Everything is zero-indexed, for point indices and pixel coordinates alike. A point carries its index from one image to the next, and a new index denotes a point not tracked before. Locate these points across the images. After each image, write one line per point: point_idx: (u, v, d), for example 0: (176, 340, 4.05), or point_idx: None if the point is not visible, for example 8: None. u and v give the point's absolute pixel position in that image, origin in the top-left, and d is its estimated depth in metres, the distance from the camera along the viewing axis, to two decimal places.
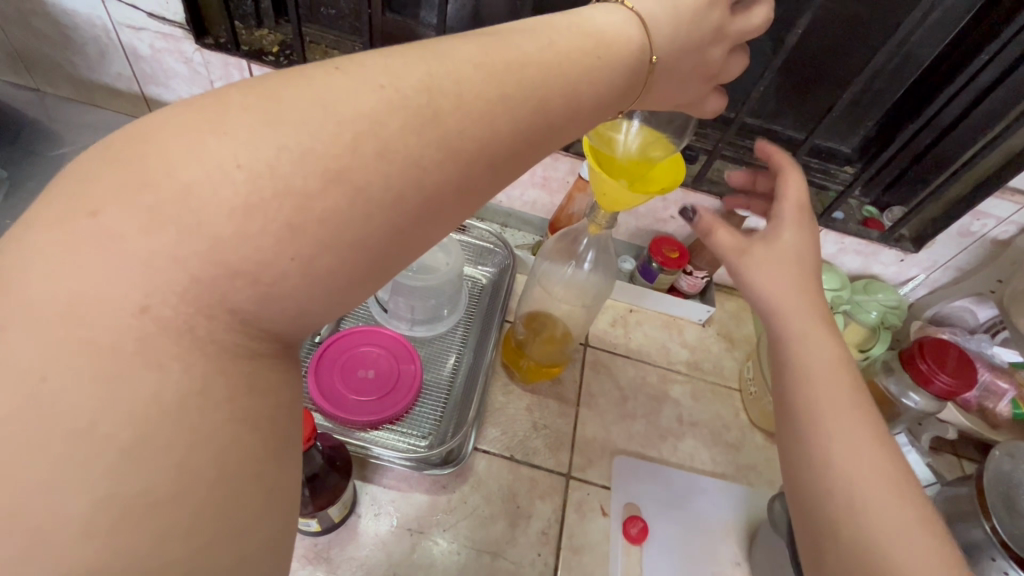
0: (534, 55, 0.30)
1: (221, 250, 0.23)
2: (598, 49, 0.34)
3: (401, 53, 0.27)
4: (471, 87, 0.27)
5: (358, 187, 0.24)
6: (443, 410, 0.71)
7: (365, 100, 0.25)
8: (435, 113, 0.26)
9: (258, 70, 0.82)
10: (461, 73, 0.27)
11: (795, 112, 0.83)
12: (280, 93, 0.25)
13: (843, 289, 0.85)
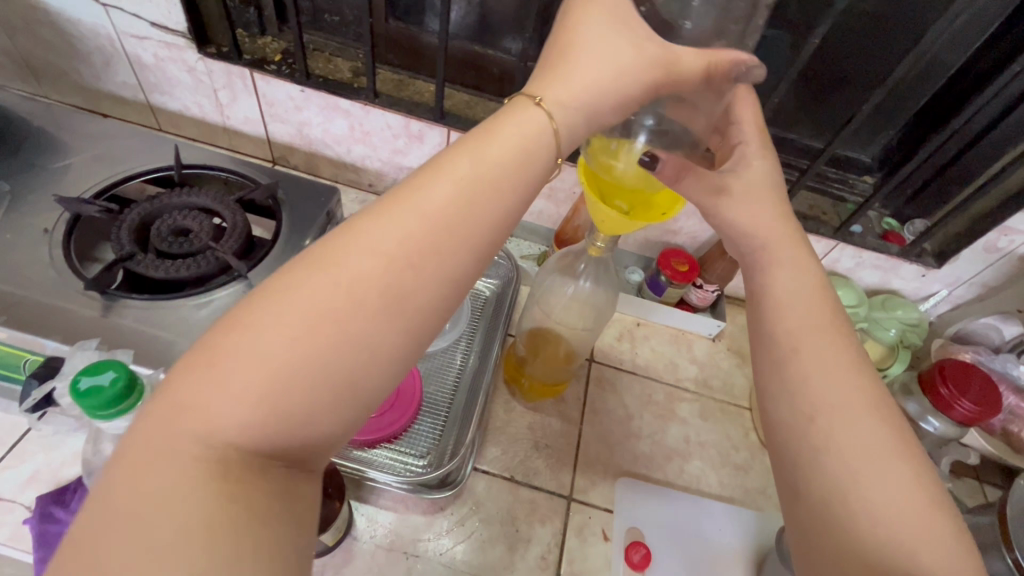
0: (471, 179, 0.32)
1: (314, 387, 0.28)
2: (536, 146, 0.34)
3: (430, 174, 0.32)
4: (417, 240, 0.30)
5: (352, 351, 0.29)
6: (443, 428, 0.69)
7: (409, 230, 0.31)
8: (391, 275, 0.30)
9: (261, 80, 0.82)
10: (481, 185, 0.32)
11: (811, 122, 0.80)
12: (342, 242, 0.30)
13: (860, 306, 0.81)
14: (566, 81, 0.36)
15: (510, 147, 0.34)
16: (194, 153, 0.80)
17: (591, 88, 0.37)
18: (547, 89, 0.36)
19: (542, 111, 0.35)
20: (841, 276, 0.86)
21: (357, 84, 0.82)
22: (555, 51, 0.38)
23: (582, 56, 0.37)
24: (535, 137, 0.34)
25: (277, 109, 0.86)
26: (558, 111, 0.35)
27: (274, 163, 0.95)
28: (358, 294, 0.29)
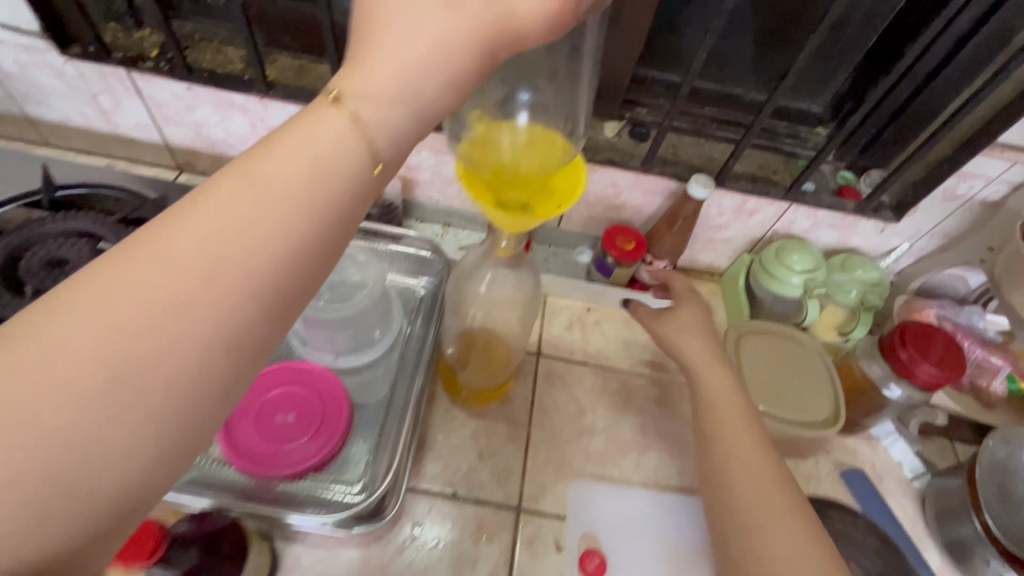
0: (253, 199, 0.29)
1: (50, 456, 0.24)
2: (336, 153, 0.30)
3: (204, 198, 0.29)
4: (184, 279, 0.27)
5: (111, 413, 0.25)
6: (377, 448, 0.64)
7: (175, 267, 0.27)
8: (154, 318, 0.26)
9: (140, 79, 0.72)
10: (265, 204, 0.29)
11: (755, 72, 0.73)
12: (88, 287, 0.26)
13: (817, 270, 0.76)
14: (366, 68, 0.30)
15: (301, 158, 0.30)
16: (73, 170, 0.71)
17: (408, 70, 0.30)
18: (346, 81, 0.31)
19: (341, 114, 0.31)
20: (797, 239, 0.81)
21: (248, 75, 0.73)
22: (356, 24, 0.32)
23: (384, 38, 0.30)
24: (334, 141, 0.30)
25: (167, 111, 0.77)
26: (364, 106, 0.30)
27: (179, 170, 0.86)
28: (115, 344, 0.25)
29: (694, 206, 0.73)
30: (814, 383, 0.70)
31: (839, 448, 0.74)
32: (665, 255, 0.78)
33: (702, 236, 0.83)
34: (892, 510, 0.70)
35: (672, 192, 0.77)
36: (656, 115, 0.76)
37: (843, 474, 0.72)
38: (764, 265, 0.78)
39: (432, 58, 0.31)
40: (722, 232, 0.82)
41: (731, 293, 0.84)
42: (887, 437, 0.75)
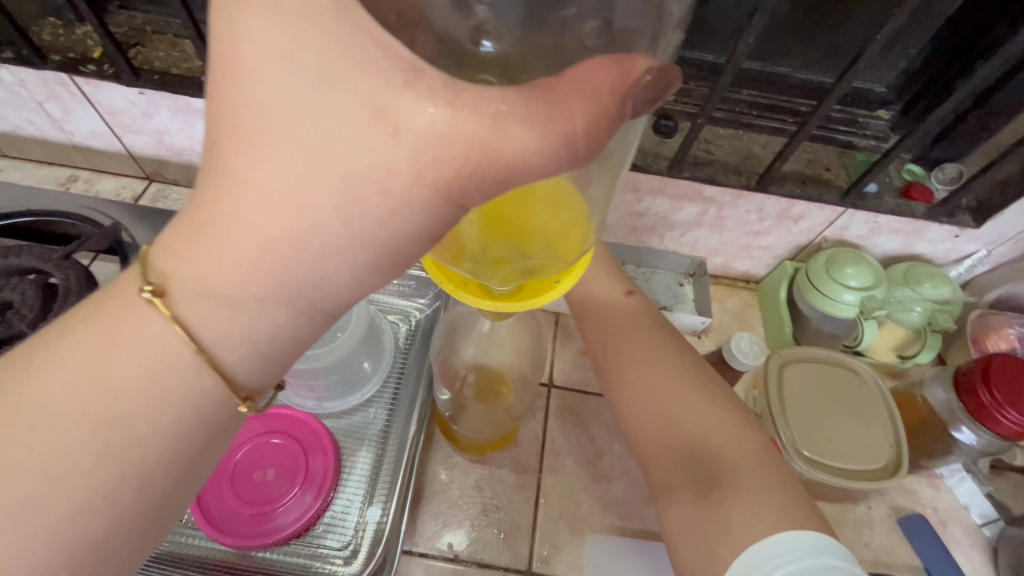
0: (44, 425, 0.25)
1: None
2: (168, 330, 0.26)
3: (43, 366, 0.26)
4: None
5: None
6: (369, 501, 0.57)
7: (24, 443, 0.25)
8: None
9: (85, 86, 0.63)
10: (91, 369, 0.26)
11: (806, 47, 0.59)
12: None
13: (876, 286, 0.65)
14: (209, 247, 0.25)
15: (92, 362, 0.26)
16: (36, 197, 0.64)
17: (272, 247, 0.25)
18: (173, 264, 0.26)
19: (160, 312, 0.26)
20: (852, 246, 0.69)
21: (203, 77, 0.62)
22: (208, 164, 0.25)
23: (255, 159, 0.24)
24: (160, 334, 0.26)
25: (123, 118, 0.68)
26: (200, 301, 0.26)
27: (149, 180, 0.78)
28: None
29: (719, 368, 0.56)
30: (872, 423, 0.60)
31: (896, 490, 0.65)
32: None
33: (738, 243, 0.72)
34: (958, 565, 0.61)
35: (705, 196, 0.65)
36: (688, 103, 0.64)
37: (901, 522, 0.63)
38: (812, 279, 0.67)
39: (317, 230, 0.25)
40: (761, 239, 0.71)
41: (772, 306, 0.74)
42: (952, 476, 0.65)
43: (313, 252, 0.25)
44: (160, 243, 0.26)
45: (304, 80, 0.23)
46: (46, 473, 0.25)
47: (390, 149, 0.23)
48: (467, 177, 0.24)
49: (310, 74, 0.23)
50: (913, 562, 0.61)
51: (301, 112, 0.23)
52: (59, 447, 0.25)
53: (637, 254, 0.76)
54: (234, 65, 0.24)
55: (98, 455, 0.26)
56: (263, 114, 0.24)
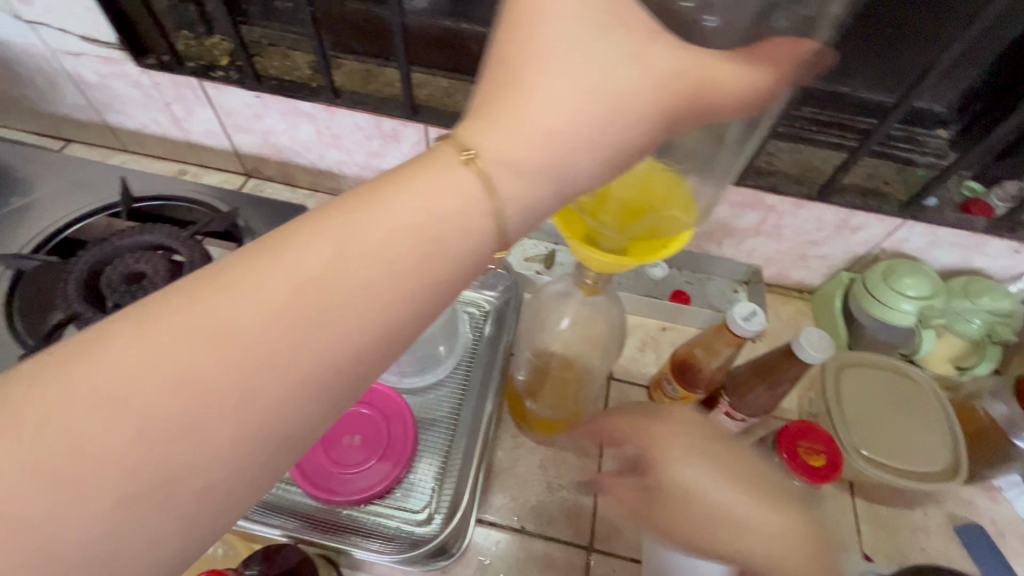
0: (360, 261, 0.26)
1: None
2: (469, 199, 0.28)
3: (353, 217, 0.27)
4: (259, 322, 0.25)
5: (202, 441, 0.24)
6: (443, 473, 0.62)
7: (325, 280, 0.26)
8: (238, 343, 0.24)
9: (211, 89, 0.72)
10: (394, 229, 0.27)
11: (869, 70, 0.63)
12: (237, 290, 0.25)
13: (935, 296, 0.67)
14: (510, 125, 0.27)
15: (400, 222, 0.27)
16: (146, 180, 0.70)
17: (559, 129, 0.27)
18: (484, 136, 0.28)
19: (474, 172, 0.28)
20: (909, 258, 0.71)
21: (314, 83, 0.70)
22: (500, 69, 0.28)
23: (560, 52, 0.27)
24: (464, 194, 0.28)
25: (237, 119, 0.76)
26: (502, 173, 0.27)
27: (247, 176, 0.86)
28: (173, 359, 0.24)
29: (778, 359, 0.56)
30: (924, 428, 0.62)
31: (951, 499, 0.66)
32: (753, 412, 0.60)
33: (795, 252, 0.75)
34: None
35: (767, 203, 0.69)
36: None
37: (957, 530, 0.64)
38: (869, 287, 0.69)
39: (597, 133, 0.28)
40: (818, 248, 0.74)
41: (825, 314, 0.76)
42: (1011, 489, 0.66)
43: (593, 133, 0.28)
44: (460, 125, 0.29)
45: (591, 28, 0.27)
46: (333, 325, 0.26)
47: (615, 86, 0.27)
48: (676, 104, 0.29)
49: (587, 27, 0.27)
50: (970, 569, 0.62)
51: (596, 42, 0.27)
52: (357, 302, 0.26)
53: (694, 261, 0.79)
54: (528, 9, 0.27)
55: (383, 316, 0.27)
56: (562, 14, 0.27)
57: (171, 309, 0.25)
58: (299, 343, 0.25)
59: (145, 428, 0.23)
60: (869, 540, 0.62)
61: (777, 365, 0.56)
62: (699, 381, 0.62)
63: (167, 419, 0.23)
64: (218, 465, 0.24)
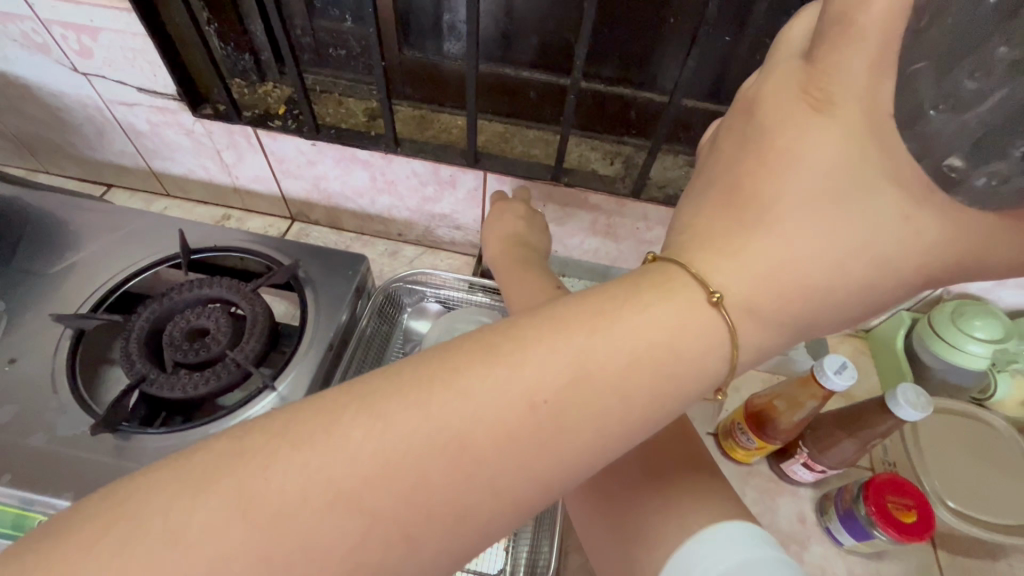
0: (571, 399, 0.25)
1: None
2: (697, 342, 0.26)
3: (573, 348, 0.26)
4: (484, 444, 0.25)
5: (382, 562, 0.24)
6: (516, 532, 0.59)
7: (528, 411, 0.25)
8: (462, 460, 0.25)
9: (266, 137, 0.71)
10: (610, 366, 0.25)
11: None
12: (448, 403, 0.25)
13: (1008, 339, 0.66)
14: (754, 270, 0.26)
15: (621, 359, 0.26)
16: (200, 231, 0.68)
17: (802, 284, 0.26)
18: (725, 275, 0.26)
19: (721, 316, 0.26)
20: (975, 298, 0.70)
21: (372, 130, 0.70)
22: (739, 203, 0.27)
23: (814, 206, 0.25)
24: (698, 336, 0.26)
25: (288, 165, 0.75)
26: (740, 315, 0.26)
27: (292, 220, 0.85)
28: (408, 467, 0.24)
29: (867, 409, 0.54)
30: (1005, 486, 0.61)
31: None
32: (834, 461, 0.58)
33: None
34: None
35: None
36: None
37: None
38: (935, 329, 0.68)
39: (837, 281, 0.26)
40: None
41: (884, 354, 0.75)
42: None
43: (837, 287, 0.26)
44: (694, 245, 0.28)
45: (838, 186, 0.25)
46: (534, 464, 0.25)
47: (864, 247, 0.25)
48: (917, 263, 0.26)
49: (837, 180, 0.25)
50: None
51: (846, 186, 0.25)
52: (566, 445, 0.25)
53: None
54: (786, 149, 0.26)
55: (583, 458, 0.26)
56: (811, 165, 0.25)
57: (392, 407, 0.25)
58: (509, 470, 0.25)
59: (366, 539, 0.24)
60: None
61: (864, 419, 0.54)
62: (777, 432, 0.59)
63: (378, 526, 0.24)
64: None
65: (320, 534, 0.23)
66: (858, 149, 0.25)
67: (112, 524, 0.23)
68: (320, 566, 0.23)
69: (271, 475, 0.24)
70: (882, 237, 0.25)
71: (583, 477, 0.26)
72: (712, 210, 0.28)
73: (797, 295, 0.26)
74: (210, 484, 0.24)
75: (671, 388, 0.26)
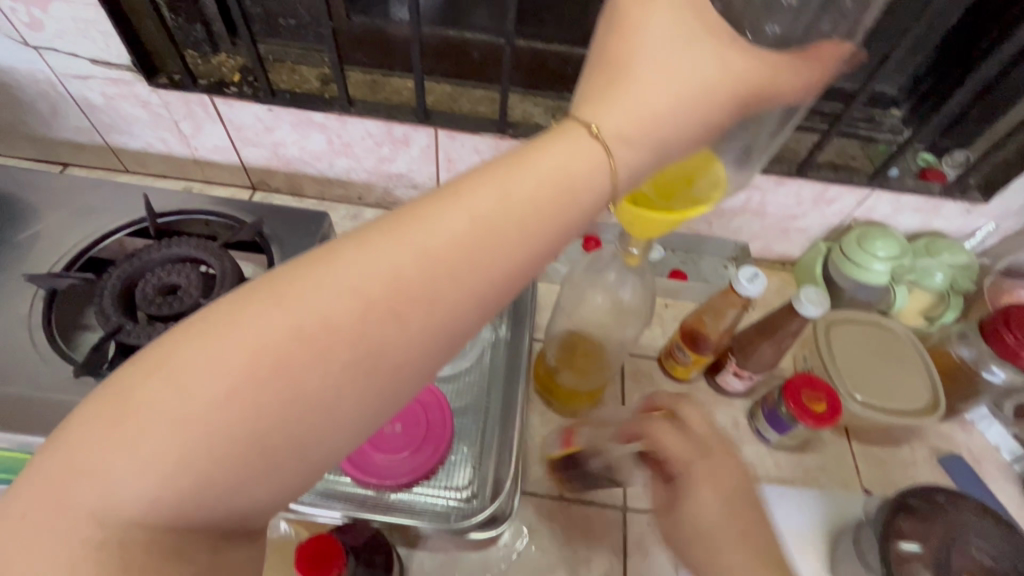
0: (482, 231, 0.30)
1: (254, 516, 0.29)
2: (584, 174, 0.31)
3: (480, 191, 0.30)
4: (413, 274, 0.29)
5: (331, 384, 0.28)
6: (481, 453, 0.66)
7: (448, 244, 0.30)
8: (400, 292, 0.29)
9: (222, 104, 0.74)
10: (513, 200, 0.30)
11: None
12: (382, 245, 0.30)
13: (904, 255, 0.75)
14: (624, 107, 0.31)
15: (520, 195, 0.30)
16: (164, 197, 0.71)
17: (663, 116, 0.32)
18: (600, 115, 0.31)
19: (598, 144, 0.31)
20: (878, 225, 0.80)
21: (326, 94, 0.74)
22: (607, 66, 0.32)
23: (660, 53, 0.31)
24: (583, 169, 0.31)
25: (247, 133, 0.78)
26: (619, 145, 0.31)
27: (254, 190, 0.88)
28: (348, 301, 0.29)
29: (781, 317, 0.62)
30: (908, 373, 0.69)
31: (934, 435, 0.74)
32: (759, 367, 0.66)
33: (778, 227, 0.83)
34: (995, 494, 0.70)
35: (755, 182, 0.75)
36: None
37: (942, 462, 0.71)
38: (846, 253, 0.77)
39: (687, 112, 0.32)
40: (798, 222, 0.81)
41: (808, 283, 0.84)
42: (982, 421, 0.75)
43: (690, 114, 0.32)
44: (581, 105, 0.33)
45: (681, 36, 0.32)
46: (458, 286, 0.30)
47: (703, 79, 0.32)
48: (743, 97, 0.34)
49: (677, 32, 0.32)
50: None
51: (683, 43, 0.31)
52: (481, 267, 0.30)
53: (687, 242, 0.86)
54: (635, 21, 0.32)
55: (495, 281, 0.31)
56: (649, 25, 0.32)
57: (334, 257, 0.30)
58: (435, 295, 0.30)
59: (323, 365, 0.28)
60: (869, 476, 0.69)
61: (778, 324, 0.62)
62: (708, 345, 0.67)
63: (331, 354, 0.28)
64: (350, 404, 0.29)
65: (299, 364, 0.28)
66: (687, 15, 0.32)
67: (115, 402, 0.27)
68: (289, 389, 0.28)
69: (231, 328, 0.28)
70: (709, 75, 0.32)
71: (496, 300, 0.31)
72: (592, 74, 0.33)
73: (658, 129, 0.32)
74: (182, 345, 0.28)
75: (568, 212, 0.31)
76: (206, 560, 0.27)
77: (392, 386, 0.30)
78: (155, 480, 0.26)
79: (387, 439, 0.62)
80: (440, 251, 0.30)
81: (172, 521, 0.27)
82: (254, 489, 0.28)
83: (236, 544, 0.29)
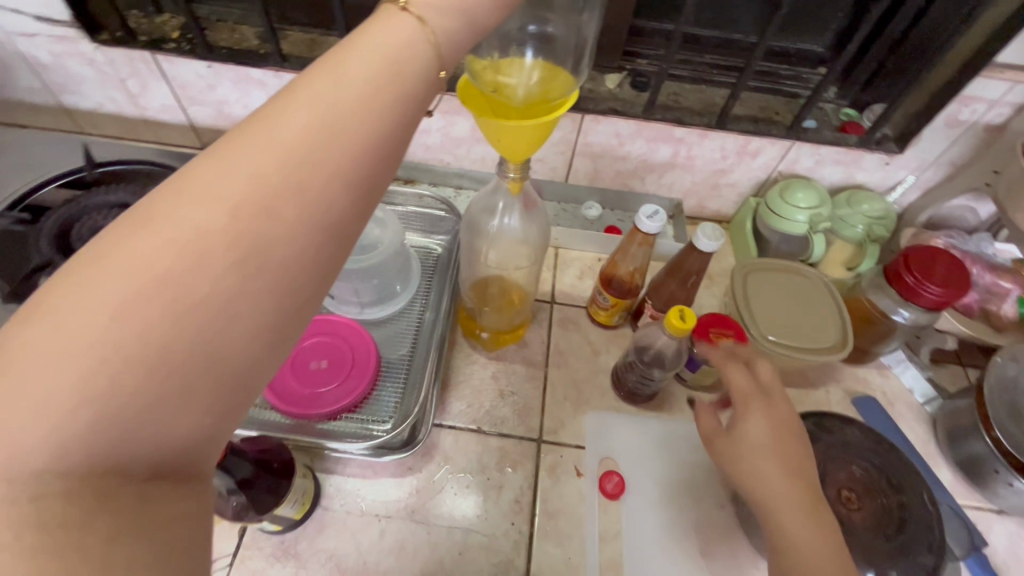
0: (328, 107, 0.30)
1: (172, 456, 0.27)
2: (411, 46, 0.33)
3: (315, 74, 0.31)
4: (271, 167, 0.28)
5: (216, 288, 0.26)
6: (405, 388, 0.68)
7: (301, 125, 0.29)
8: (267, 184, 0.28)
9: (164, 61, 0.77)
10: (351, 76, 0.31)
11: (750, 16, 0.73)
12: (236, 148, 0.29)
13: (823, 206, 0.78)
14: None
15: (358, 69, 0.31)
16: (104, 149, 0.76)
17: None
18: None
19: (411, 14, 0.34)
20: (803, 178, 0.82)
21: (263, 50, 0.77)
22: None
23: None
24: (407, 42, 0.33)
25: (191, 91, 0.81)
26: (431, 14, 0.34)
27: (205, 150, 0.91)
28: (213, 201, 0.27)
29: (685, 253, 0.64)
30: (823, 313, 0.72)
31: (850, 379, 0.76)
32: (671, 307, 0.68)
33: (708, 182, 0.85)
34: (904, 433, 0.72)
35: (677, 136, 0.78)
36: (652, 65, 0.78)
37: (855, 402, 0.74)
38: (770, 206, 0.80)
39: None
40: (727, 176, 0.84)
41: (740, 238, 0.86)
42: (898, 366, 0.77)
43: None
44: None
45: None
46: (324, 164, 0.29)
47: None
48: None
49: None
50: None
51: None
52: (338, 142, 0.30)
53: (622, 200, 0.88)
54: None
55: (360, 154, 0.31)
56: None
57: (192, 170, 0.28)
58: (304, 180, 0.29)
59: (202, 270, 0.26)
60: None
61: (683, 261, 0.64)
62: (622, 287, 0.70)
63: (210, 257, 0.26)
64: (245, 303, 0.27)
65: (179, 274, 0.26)
66: None
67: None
68: (170, 303, 0.25)
69: (97, 259, 0.26)
70: None
71: (370, 176, 0.31)
72: None
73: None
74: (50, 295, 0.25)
75: (410, 82, 0.33)
76: (136, 506, 0.25)
77: (288, 284, 0.29)
78: (43, 440, 0.23)
79: (311, 373, 0.65)
80: (296, 135, 0.29)
81: (77, 477, 0.24)
82: (162, 417, 0.25)
83: (173, 490, 0.27)
